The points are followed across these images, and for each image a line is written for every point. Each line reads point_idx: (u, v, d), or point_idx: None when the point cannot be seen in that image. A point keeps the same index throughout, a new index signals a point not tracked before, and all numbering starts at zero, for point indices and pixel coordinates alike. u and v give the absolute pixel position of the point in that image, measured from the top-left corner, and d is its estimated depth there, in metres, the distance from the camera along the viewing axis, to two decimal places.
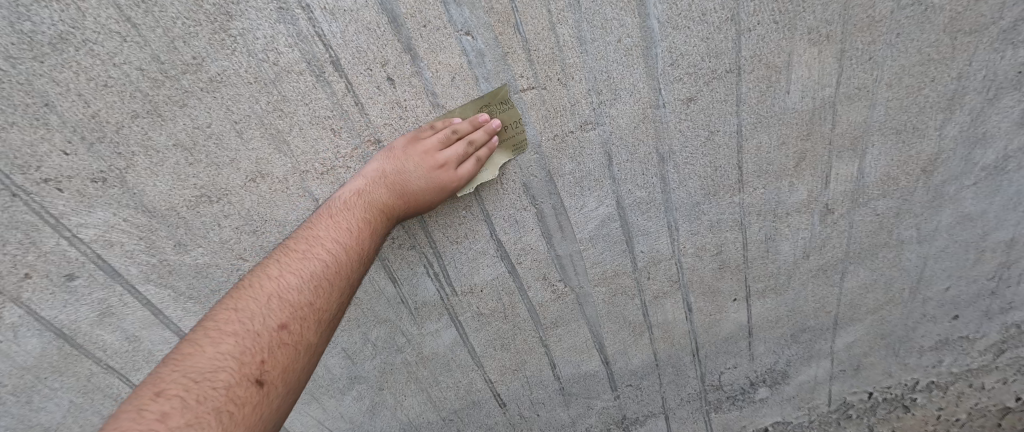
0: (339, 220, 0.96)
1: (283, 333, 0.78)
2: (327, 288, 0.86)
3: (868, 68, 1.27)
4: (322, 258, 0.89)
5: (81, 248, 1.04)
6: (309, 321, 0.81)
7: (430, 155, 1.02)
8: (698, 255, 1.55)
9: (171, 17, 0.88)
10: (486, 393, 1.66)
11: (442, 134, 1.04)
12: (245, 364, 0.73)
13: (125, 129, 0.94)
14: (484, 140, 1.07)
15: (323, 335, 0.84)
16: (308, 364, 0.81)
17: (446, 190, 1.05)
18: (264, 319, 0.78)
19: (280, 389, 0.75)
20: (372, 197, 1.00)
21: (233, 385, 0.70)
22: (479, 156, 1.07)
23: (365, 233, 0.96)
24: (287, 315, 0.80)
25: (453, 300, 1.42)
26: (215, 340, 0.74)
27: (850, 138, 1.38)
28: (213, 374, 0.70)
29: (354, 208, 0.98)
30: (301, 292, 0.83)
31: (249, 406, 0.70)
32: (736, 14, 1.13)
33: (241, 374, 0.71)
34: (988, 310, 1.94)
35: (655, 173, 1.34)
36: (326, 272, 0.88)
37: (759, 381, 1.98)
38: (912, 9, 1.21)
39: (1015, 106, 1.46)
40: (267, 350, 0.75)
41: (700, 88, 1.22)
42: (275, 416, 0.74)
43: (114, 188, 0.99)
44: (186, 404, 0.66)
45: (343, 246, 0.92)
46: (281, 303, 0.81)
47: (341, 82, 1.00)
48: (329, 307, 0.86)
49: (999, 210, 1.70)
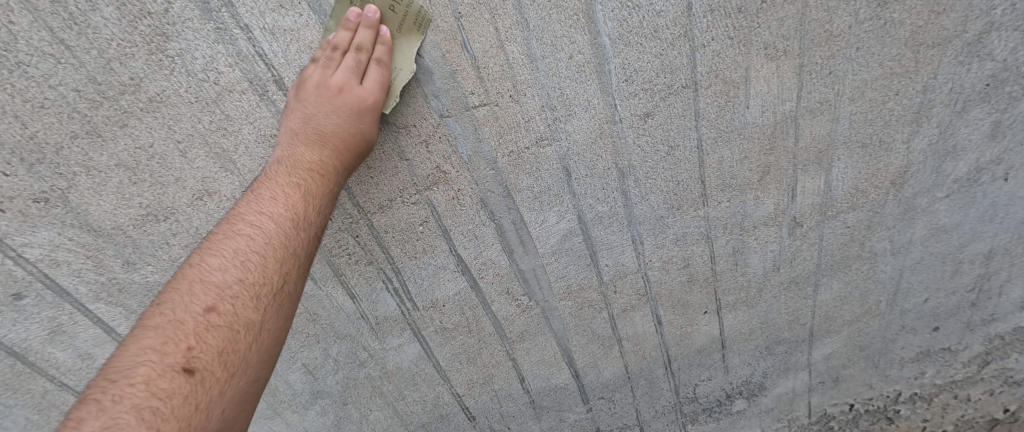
0: (268, 192, 0.90)
1: (209, 316, 0.73)
2: (254, 260, 0.81)
3: (829, 82, 1.26)
4: (247, 233, 0.84)
5: (28, 267, 1.04)
6: (238, 298, 0.76)
7: (323, 85, 0.93)
8: (665, 268, 1.54)
9: (106, 39, 0.88)
10: (455, 407, 1.65)
11: (324, 59, 0.94)
12: (170, 355, 0.68)
13: (65, 151, 0.94)
14: (369, 37, 0.96)
15: (267, 312, 0.78)
16: (254, 343, 0.75)
17: (364, 110, 0.95)
18: (188, 306, 0.73)
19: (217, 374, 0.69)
20: (295, 158, 0.94)
21: (155, 377, 0.64)
22: (377, 57, 0.97)
23: (297, 194, 0.90)
24: (212, 298, 0.75)
25: (415, 314, 1.42)
26: (141, 338, 0.70)
27: (815, 152, 1.37)
28: (137, 368, 0.65)
29: (280, 177, 0.92)
30: (224, 271, 0.78)
31: (179, 396, 0.64)
32: (689, 31, 1.12)
33: (165, 364, 0.66)
34: (969, 322, 1.92)
35: (616, 187, 1.33)
36: (250, 245, 0.82)
37: (736, 393, 1.96)
38: (871, 23, 1.19)
39: (985, 118, 1.44)
40: (193, 337, 0.70)
41: (658, 103, 1.21)
42: (222, 403, 0.68)
43: (58, 208, 0.99)
44: (105, 404, 0.60)
45: (273, 214, 0.86)
46: (206, 288, 0.76)
47: (285, 100, 0.99)
48: (261, 278, 0.79)
49: (975, 222, 1.67)
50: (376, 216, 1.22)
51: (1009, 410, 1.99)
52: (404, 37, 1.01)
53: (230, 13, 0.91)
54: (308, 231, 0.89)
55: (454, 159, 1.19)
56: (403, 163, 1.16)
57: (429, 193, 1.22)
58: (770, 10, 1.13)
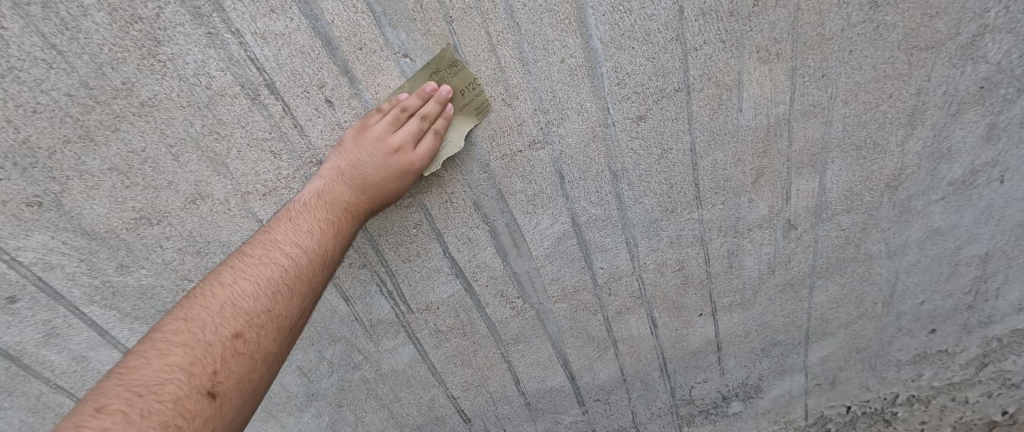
0: (304, 224, 0.94)
1: (237, 342, 0.76)
2: (284, 293, 0.85)
3: (822, 85, 1.26)
4: (281, 263, 0.87)
5: (21, 270, 1.04)
6: (265, 329, 0.79)
7: (383, 141, 0.99)
8: (660, 270, 1.54)
9: (97, 44, 0.88)
10: (450, 409, 1.65)
11: (391, 116, 1.00)
12: (195, 376, 0.70)
13: (58, 155, 0.95)
14: (436, 110, 1.01)
15: (284, 345, 0.82)
16: (267, 372, 0.79)
17: (408, 174, 1.01)
18: (217, 329, 0.76)
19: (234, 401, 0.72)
20: (329, 193, 0.99)
21: (180, 397, 0.67)
22: (436, 128, 1.02)
23: (330, 233, 0.95)
24: (240, 324, 0.78)
25: (409, 317, 1.42)
26: (167, 353, 0.72)
27: (808, 155, 1.37)
28: (163, 386, 0.67)
29: (315, 211, 0.96)
30: (257, 300, 0.82)
31: (199, 420, 0.67)
32: (681, 34, 1.12)
33: (192, 386, 0.69)
34: (966, 324, 1.91)
35: (609, 190, 1.33)
36: (284, 276, 0.86)
37: (732, 395, 1.96)
38: (864, 26, 1.19)
39: (980, 121, 1.43)
40: (219, 361, 0.72)
41: (650, 107, 1.21)
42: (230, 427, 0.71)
43: (51, 212, 1.00)
44: (130, 419, 0.62)
45: (309, 250, 0.91)
46: (235, 312, 0.79)
47: (277, 104, 1.00)
48: (287, 311, 0.84)
49: (971, 224, 1.67)
50: (369, 218, 1.22)
51: (1007, 412, 2.00)
52: (462, 119, 1.10)
53: (221, 18, 0.91)
54: (330, 272, 0.95)
55: (446, 162, 1.19)
56: None
57: (422, 196, 1.22)
58: (762, 13, 1.13)
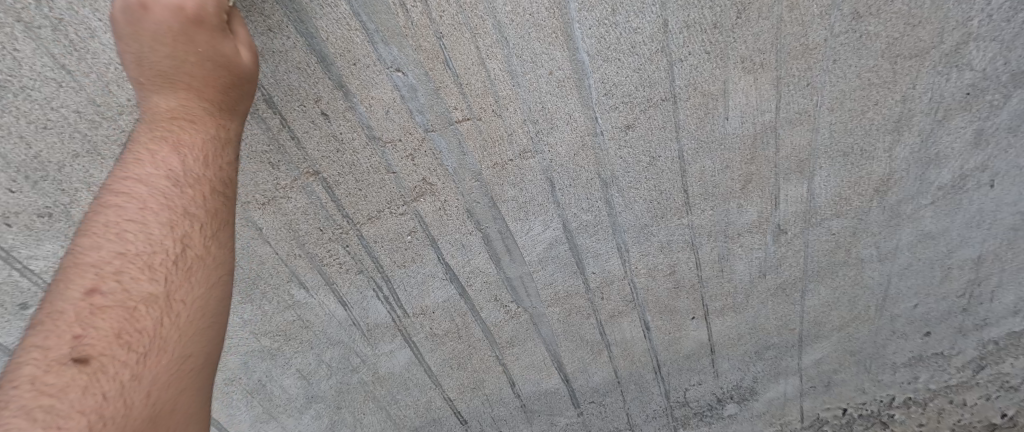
0: (140, 160, 0.80)
1: (95, 297, 0.63)
2: (133, 228, 0.72)
3: (808, 94, 1.28)
4: (118, 207, 0.74)
5: (33, 278, 1.09)
6: (127, 272, 0.67)
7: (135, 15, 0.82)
8: (651, 274, 1.57)
9: (104, 63, 0.93)
10: (446, 410, 1.69)
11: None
12: (51, 351, 0.57)
13: (67, 168, 1.00)
14: None
15: (173, 282, 0.71)
16: (168, 316, 0.69)
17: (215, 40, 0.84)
18: (61, 297, 0.63)
19: (123, 357, 0.61)
20: (154, 113, 0.86)
21: (44, 370, 0.54)
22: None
23: (172, 152, 0.81)
24: (88, 279, 0.65)
25: (406, 321, 1.46)
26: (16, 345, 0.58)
27: (796, 160, 1.39)
28: (10, 377, 0.53)
29: (143, 141, 0.82)
30: (98, 250, 0.68)
31: (76, 389, 0.54)
32: (666, 46, 1.15)
33: (55, 356, 0.56)
34: (961, 326, 1.92)
35: (599, 197, 1.37)
36: (127, 216, 0.73)
37: (727, 398, 1.98)
38: (847, 36, 1.21)
39: (967, 127, 1.44)
40: (76, 323, 0.60)
41: (637, 116, 1.24)
42: (140, 385, 0.61)
43: (61, 222, 1.04)
44: None
45: (152, 181, 0.77)
46: (80, 272, 0.66)
47: (275, 118, 1.05)
48: (149, 247, 0.71)
49: (962, 228, 1.68)
50: (364, 226, 1.25)
51: (1007, 415, 2.03)
52: None
53: None
54: (199, 185, 0.82)
55: (440, 171, 1.23)
56: (390, 175, 1.19)
57: (416, 203, 1.26)
58: (745, 25, 1.16)
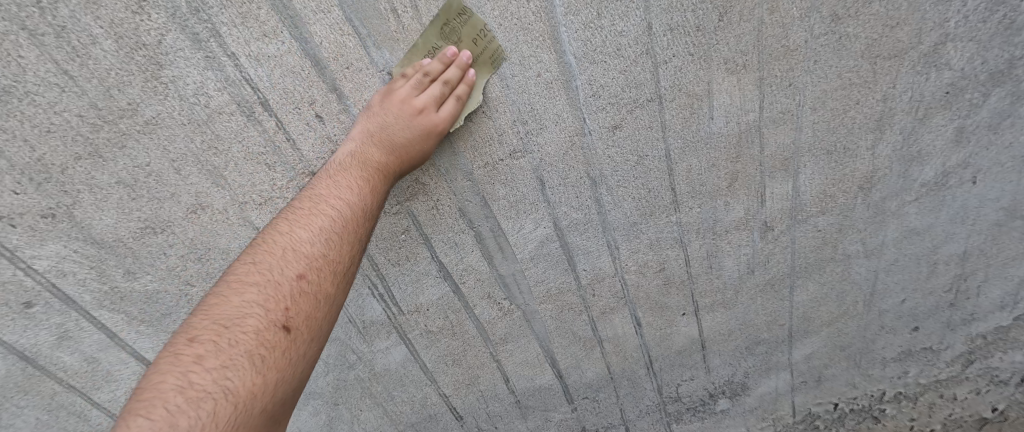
0: (337, 179, 1.00)
1: (302, 282, 0.84)
2: (335, 239, 0.92)
3: (790, 93, 1.31)
4: (328, 214, 0.95)
5: (36, 278, 1.12)
6: (324, 273, 0.88)
7: (407, 103, 1.04)
8: (642, 271, 1.60)
9: (105, 68, 0.96)
10: (442, 407, 1.72)
11: (414, 81, 1.05)
12: (271, 311, 0.79)
13: (70, 171, 1.03)
14: (457, 75, 1.06)
15: (341, 292, 0.91)
16: (328, 313, 0.87)
17: (432, 135, 1.06)
18: (285, 270, 0.85)
19: (307, 337, 0.81)
20: (356, 153, 1.05)
21: (262, 329, 0.76)
22: (458, 93, 1.07)
23: (364, 189, 1.01)
24: (304, 266, 0.86)
25: (401, 319, 1.50)
26: (245, 292, 0.81)
27: (780, 159, 1.43)
28: (244, 319, 0.77)
29: (348, 172, 1.02)
30: (314, 244, 0.90)
31: (279, 351, 0.76)
32: (650, 48, 1.19)
33: (269, 320, 0.78)
34: (949, 321, 1.94)
35: (589, 196, 1.40)
36: (334, 226, 0.94)
37: (719, 393, 2.01)
38: (826, 37, 1.25)
39: (948, 125, 1.47)
40: (290, 299, 0.81)
41: (624, 116, 1.28)
42: (304, 361, 0.81)
43: (63, 223, 1.08)
44: (219, 347, 0.72)
45: (345, 202, 0.98)
46: (299, 258, 0.87)
47: (271, 120, 1.07)
48: (340, 258, 0.92)
49: (947, 224, 1.70)
50: None
51: (997, 409, 2.03)
52: (479, 69, 1.13)
53: (218, 43, 0.99)
54: (368, 218, 1.01)
55: (431, 172, 1.28)
56: None
57: (410, 203, 1.31)
58: (727, 27, 1.20)
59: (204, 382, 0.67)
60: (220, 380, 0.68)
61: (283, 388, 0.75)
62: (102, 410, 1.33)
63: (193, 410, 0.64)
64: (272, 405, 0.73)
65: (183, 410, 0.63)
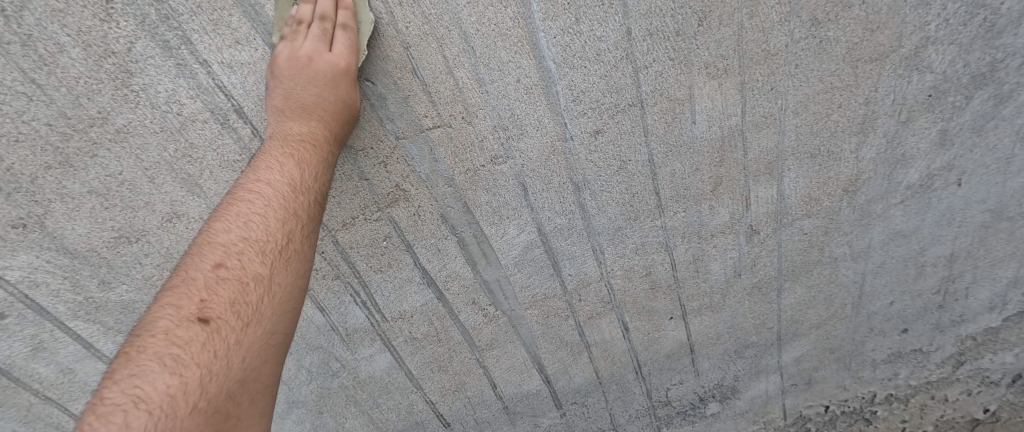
0: (263, 165, 0.97)
1: (220, 271, 0.81)
2: (252, 219, 0.88)
3: (772, 97, 1.31)
4: (248, 199, 0.91)
5: (9, 288, 1.12)
6: (246, 255, 0.84)
7: (294, 56, 0.99)
8: (628, 276, 1.59)
9: (74, 77, 0.97)
10: (429, 414, 1.71)
11: (291, 34, 1.00)
12: (185, 308, 0.76)
13: (40, 180, 1.03)
14: (329, 7, 1.02)
15: (275, 267, 0.86)
16: (264, 293, 0.83)
17: (336, 77, 1.00)
18: (199, 267, 0.82)
19: (232, 324, 0.77)
20: (283, 133, 1.00)
21: (173, 328, 0.73)
22: (341, 21, 1.02)
23: (292, 163, 0.97)
24: (219, 256, 0.83)
25: (385, 326, 1.49)
26: (162, 298, 0.79)
27: (764, 163, 1.42)
28: (157, 323, 0.74)
29: (272, 152, 0.98)
30: (228, 232, 0.86)
31: (196, 344, 0.72)
32: (631, 53, 1.18)
33: (182, 317, 0.75)
34: (938, 323, 1.93)
35: (573, 201, 1.39)
36: (252, 208, 0.90)
37: (709, 396, 2.00)
38: (807, 41, 1.24)
39: (931, 128, 1.47)
40: (202, 291, 0.78)
41: (606, 121, 1.27)
42: (239, 350, 0.76)
43: (35, 233, 1.07)
44: (133, 356, 0.69)
45: (269, 182, 0.94)
46: (214, 249, 0.84)
47: (246, 127, 1.07)
48: (264, 237, 0.87)
49: (933, 226, 1.69)
50: (339, 233, 1.29)
51: (988, 410, 2.02)
52: None
53: (189, 50, 0.99)
54: (303, 190, 0.96)
55: (413, 178, 1.26)
56: (363, 182, 1.23)
57: (390, 210, 1.29)
58: (707, 32, 1.19)
59: (113, 394, 0.64)
60: (131, 388, 0.65)
61: (212, 381, 0.70)
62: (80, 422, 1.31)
63: (99, 423, 0.60)
64: (205, 401, 0.69)
65: (89, 424, 0.60)
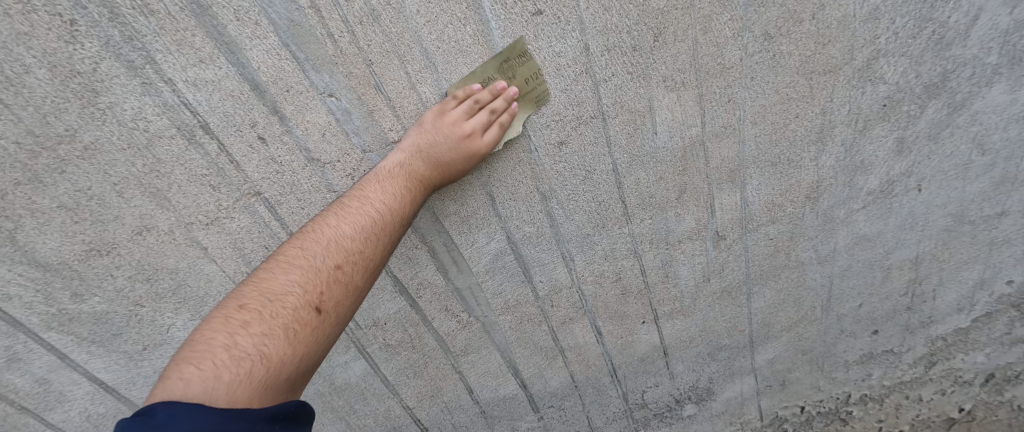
0: (384, 184, 1.09)
1: (338, 273, 0.93)
2: (373, 238, 1.00)
3: (729, 109, 1.36)
4: (370, 213, 1.03)
5: None
6: (359, 267, 0.96)
7: (458, 125, 1.14)
8: (598, 282, 1.63)
9: (40, 96, 1.00)
10: (407, 419, 1.73)
11: (466, 106, 1.15)
12: (309, 293, 0.88)
13: (10, 195, 1.07)
14: (503, 107, 1.17)
15: (368, 283, 0.98)
16: (356, 302, 0.96)
17: (474, 156, 1.15)
18: (325, 260, 0.93)
19: (333, 322, 0.90)
20: (406, 163, 1.13)
21: (298, 308, 0.86)
22: (502, 122, 1.18)
23: (405, 196, 1.09)
24: (343, 259, 0.95)
25: (358, 333, 1.52)
26: (288, 272, 0.91)
27: (726, 171, 1.47)
28: (286, 296, 0.87)
29: (394, 174, 1.11)
30: (353, 240, 0.97)
31: (309, 330, 0.85)
32: (589, 67, 1.24)
33: (304, 302, 0.87)
34: (908, 324, 1.93)
35: (540, 209, 1.43)
36: (372, 227, 1.01)
37: (685, 398, 2.03)
38: (761, 55, 1.30)
39: (888, 135, 1.51)
40: (325, 285, 0.90)
41: (569, 132, 1.31)
42: (324, 342, 0.88)
43: (7, 247, 1.11)
44: (263, 317, 0.83)
45: (387, 206, 1.05)
46: (338, 250, 0.95)
47: (212, 143, 1.11)
48: (373, 255, 0.99)
49: (896, 230, 1.71)
50: None
51: (963, 409, 2.00)
52: (523, 105, 1.24)
53: (154, 69, 1.03)
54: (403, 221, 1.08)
55: None
56: None
57: None
58: (663, 47, 1.24)
59: (246, 345, 0.79)
60: (259, 345, 0.79)
61: (303, 363, 0.84)
62: (58, 430, 1.34)
63: (234, 366, 0.75)
64: (291, 377, 0.82)
65: (227, 365, 0.75)
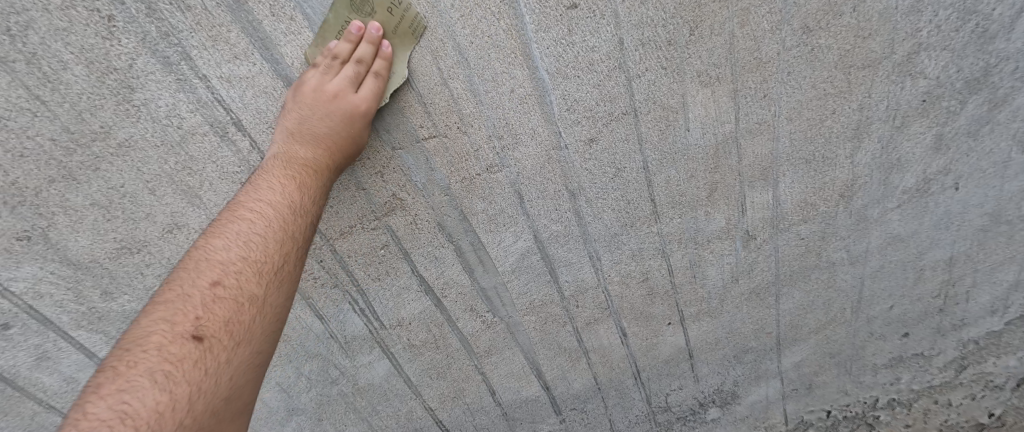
0: (263, 183, 0.98)
1: (217, 289, 0.80)
2: (256, 239, 0.88)
3: (764, 105, 1.33)
4: (249, 219, 0.91)
5: (13, 300, 1.15)
6: (243, 274, 0.83)
7: (320, 91, 1.02)
8: (625, 282, 1.60)
9: (76, 93, 1.00)
10: (428, 420, 1.71)
11: (323, 67, 1.04)
12: (179, 324, 0.74)
13: (44, 193, 1.07)
14: (369, 52, 1.06)
15: (267, 288, 0.85)
16: (259, 315, 0.82)
17: (355, 118, 1.04)
18: (195, 281, 0.80)
19: (227, 344, 0.75)
20: (292, 158, 1.02)
21: (167, 345, 0.71)
22: (376, 70, 1.07)
23: (291, 186, 0.98)
24: (216, 273, 0.82)
25: (383, 333, 1.51)
26: (153, 310, 0.76)
27: (759, 169, 1.43)
28: (151, 336, 0.72)
29: (274, 171, 1.00)
30: (228, 250, 0.85)
31: (190, 362, 0.70)
32: (622, 63, 1.22)
33: (176, 333, 0.73)
34: (940, 327, 1.87)
35: (568, 207, 1.41)
36: (251, 230, 0.90)
37: (709, 402, 1.99)
38: (799, 49, 1.27)
39: (927, 132, 1.46)
40: (200, 307, 0.76)
41: (600, 129, 1.29)
42: (229, 368, 0.75)
43: (39, 245, 1.11)
44: (121, 371, 0.67)
45: (268, 202, 0.94)
46: (211, 265, 0.83)
47: (245, 140, 1.10)
48: (261, 257, 0.87)
49: (931, 230, 1.66)
50: (339, 242, 1.34)
51: (994, 414, 1.92)
52: (400, 43, 1.10)
53: (189, 66, 1.03)
54: (297, 217, 0.96)
55: (409, 187, 1.30)
56: (360, 192, 1.28)
57: (387, 219, 1.34)
58: (699, 42, 1.22)
59: (98, 408, 0.62)
60: (117, 404, 0.62)
61: (200, 400, 0.69)
62: None
63: None
64: (194, 421, 0.67)
65: None
